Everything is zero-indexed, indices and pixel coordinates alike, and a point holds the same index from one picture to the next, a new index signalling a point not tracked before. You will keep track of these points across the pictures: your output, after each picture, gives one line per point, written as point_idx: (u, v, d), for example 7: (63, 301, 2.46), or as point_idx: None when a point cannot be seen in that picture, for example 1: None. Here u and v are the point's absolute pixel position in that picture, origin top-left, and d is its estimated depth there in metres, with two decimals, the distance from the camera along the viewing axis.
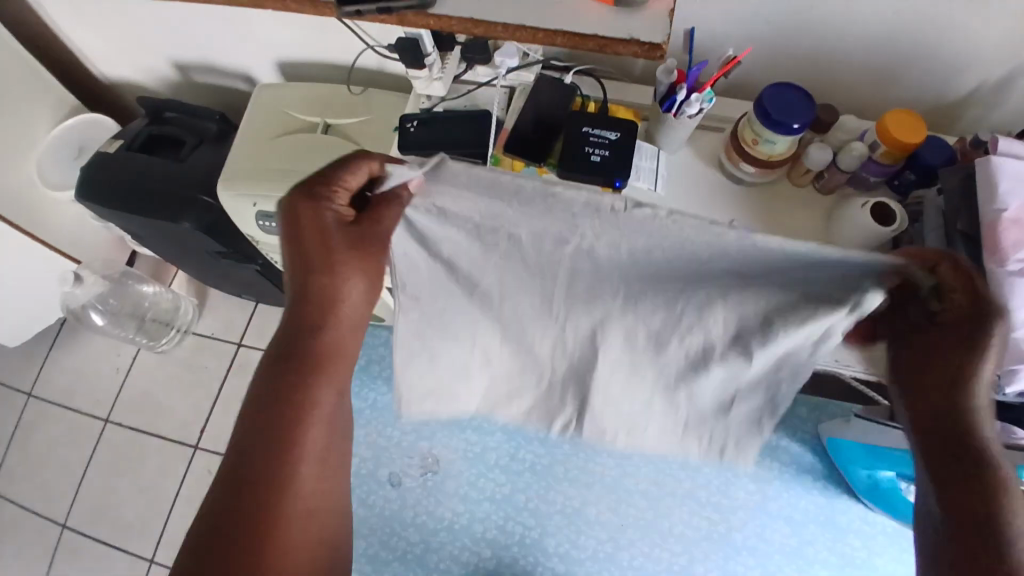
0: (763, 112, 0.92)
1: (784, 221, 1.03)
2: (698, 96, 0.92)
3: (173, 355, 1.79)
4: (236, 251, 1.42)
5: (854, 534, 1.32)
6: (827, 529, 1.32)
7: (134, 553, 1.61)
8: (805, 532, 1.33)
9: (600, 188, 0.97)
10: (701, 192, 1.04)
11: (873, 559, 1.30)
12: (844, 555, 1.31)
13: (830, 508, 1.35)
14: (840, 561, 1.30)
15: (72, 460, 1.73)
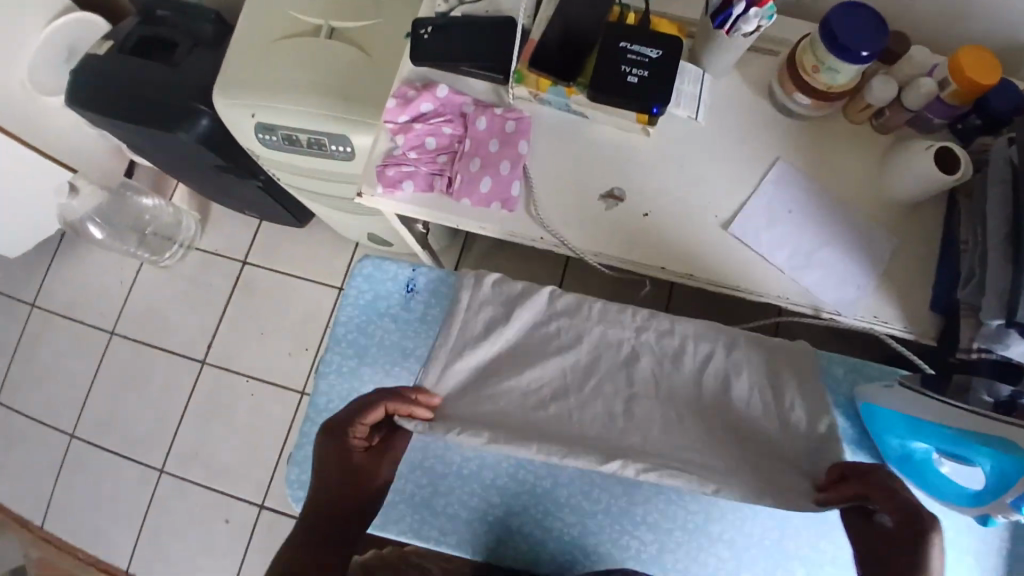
0: (830, 35, 0.81)
1: (835, 160, 0.93)
2: (757, 11, 0.79)
3: (176, 271, 1.75)
4: (237, 166, 1.33)
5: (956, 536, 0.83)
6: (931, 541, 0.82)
7: (144, 463, 1.65)
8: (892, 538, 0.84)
9: (635, 115, 0.87)
10: (744, 123, 0.93)
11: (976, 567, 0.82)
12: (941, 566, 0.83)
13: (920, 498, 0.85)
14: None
15: (79, 371, 1.73)
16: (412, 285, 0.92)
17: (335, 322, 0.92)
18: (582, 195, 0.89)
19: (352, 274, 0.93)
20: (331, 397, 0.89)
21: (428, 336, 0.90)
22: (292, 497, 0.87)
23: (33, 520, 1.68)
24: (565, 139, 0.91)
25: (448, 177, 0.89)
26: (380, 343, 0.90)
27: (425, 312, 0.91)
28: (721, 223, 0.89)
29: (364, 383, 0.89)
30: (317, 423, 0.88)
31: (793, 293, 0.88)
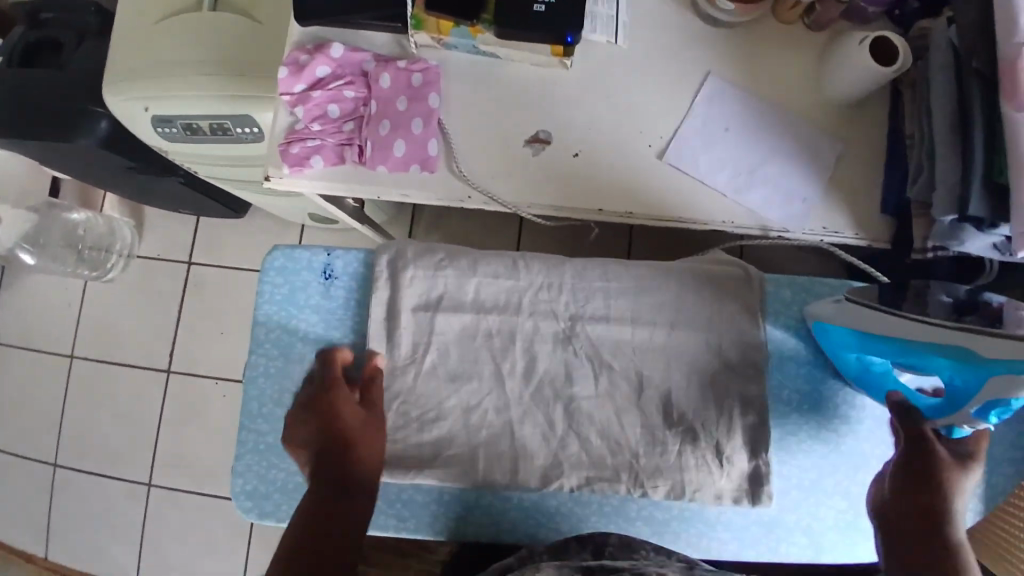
0: None
1: (769, 66, 0.87)
2: None
3: (122, 282, 1.67)
4: (152, 164, 1.25)
5: None
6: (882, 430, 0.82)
7: (130, 480, 1.62)
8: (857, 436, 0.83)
9: (549, 47, 0.80)
10: (667, 40, 0.86)
11: None
12: None
13: None
14: None
15: (45, 401, 1.68)
16: (329, 270, 0.86)
17: (255, 323, 0.86)
18: (503, 143, 0.83)
19: (262, 269, 0.86)
20: (264, 401, 0.84)
21: (354, 321, 0.85)
22: (241, 508, 0.83)
23: (30, 554, 1.66)
24: (479, 83, 0.84)
25: (358, 145, 0.82)
26: (305, 337, 0.85)
27: (347, 296, 0.86)
28: (656, 152, 0.83)
29: (295, 379, 0.84)
30: (253, 425, 0.84)
31: (738, 216, 0.83)
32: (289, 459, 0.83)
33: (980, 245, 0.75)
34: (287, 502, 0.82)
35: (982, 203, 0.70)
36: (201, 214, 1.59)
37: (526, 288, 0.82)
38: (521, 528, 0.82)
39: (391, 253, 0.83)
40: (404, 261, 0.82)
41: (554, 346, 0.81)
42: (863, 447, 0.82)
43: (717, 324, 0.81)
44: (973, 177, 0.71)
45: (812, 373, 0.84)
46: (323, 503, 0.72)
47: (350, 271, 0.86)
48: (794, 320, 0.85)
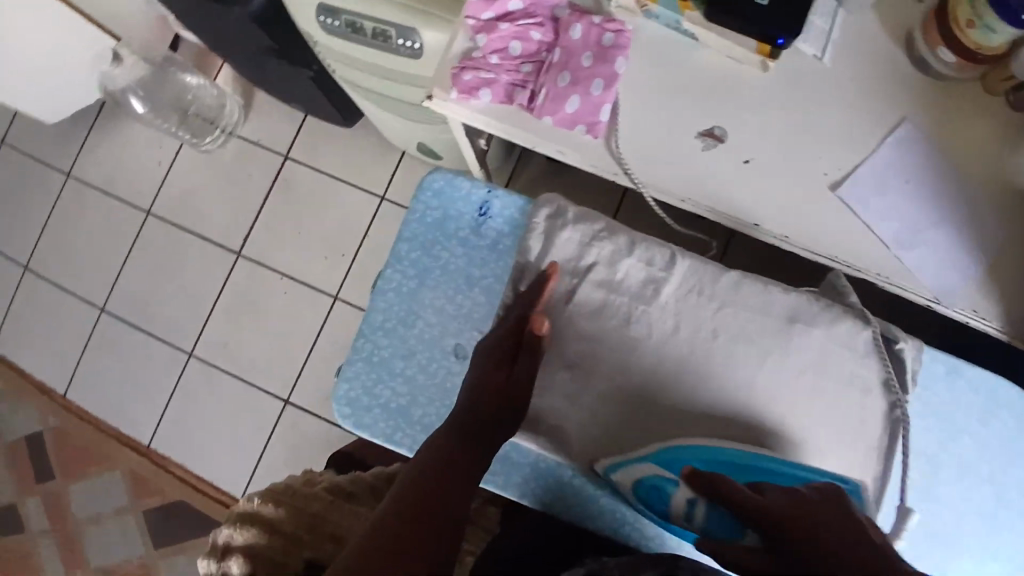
0: None
1: (971, 131, 0.81)
2: None
3: (216, 157, 1.68)
4: (290, 53, 1.22)
5: (1015, 533, 0.79)
6: (987, 529, 0.78)
7: (175, 347, 1.66)
8: (963, 528, 0.78)
9: (755, 45, 0.76)
10: (875, 74, 0.81)
11: None
12: (995, 558, 0.79)
13: (999, 499, 0.79)
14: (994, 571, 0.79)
15: (114, 248, 1.73)
16: (486, 208, 0.85)
17: (399, 238, 0.86)
18: (679, 132, 0.79)
19: (420, 187, 0.86)
20: (389, 316, 0.85)
21: (496, 266, 0.84)
22: (338, 413, 0.84)
23: (55, 389, 1.74)
24: (669, 64, 0.80)
25: (530, 90, 0.79)
26: (445, 266, 0.85)
27: (496, 239, 0.85)
28: (830, 181, 0.79)
29: (424, 305, 0.85)
30: (371, 336, 0.85)
31: (891, 272, 0.80)
32: (399, 378, 0.84)
33: None
34: (387, 419, 0.83)
35: None
36: (311, 114, 1.58)
37: (667, 282, 0.78)
38: (607, 518, 0.82)
39: (550, 207, 0.81)
40: (563, 221, 0.80)
41: (682, 352, 0.77)
42: (961, 540, 0.79)
43: (860, 373, 0.76)
44: None
45: (936, 460, 0.79)
46: (466, 450, 0.72)
47: (508, 214, 0.85)
48: (931, 397, 0.80)
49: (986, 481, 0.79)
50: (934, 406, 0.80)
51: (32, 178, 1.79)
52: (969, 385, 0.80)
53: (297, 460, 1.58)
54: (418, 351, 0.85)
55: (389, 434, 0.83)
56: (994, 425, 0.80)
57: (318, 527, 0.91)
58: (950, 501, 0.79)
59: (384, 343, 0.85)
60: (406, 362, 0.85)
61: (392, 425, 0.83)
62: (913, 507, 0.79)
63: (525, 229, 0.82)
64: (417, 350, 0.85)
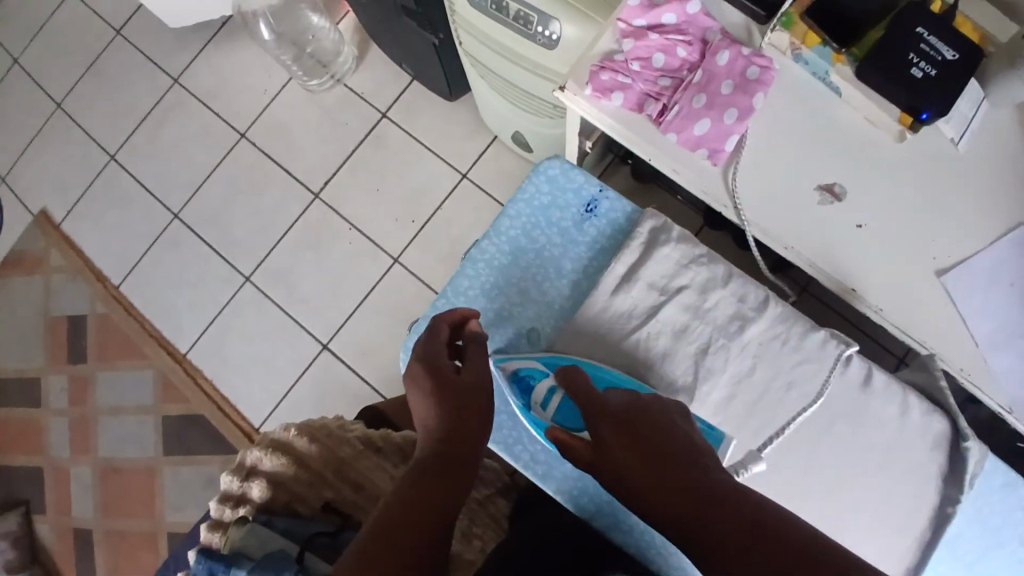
0: None
1: None
2: None
3: (318, 98, 1.74)
4: (424, 17, 1.26)
5: None
6: None
7: (233, 267, 1.72)
8: None
9: (897, 113, 0.76)
10: (1009, 172, 0.79)
11: None
12: None
13: None
14: None
15: (201, 160, 1.80)
16: (594, 206, 0.88)
17: (504, 213, 0.90)
18: (798, 181, 0.78)
19: (535, 170, 0.89)
20: (473, 285, 0.88)
21: (589, 263, 0.88)
22: (406, 364, 0.88)
23: (111, 278, 1.82)
24: (804, 112, 0.79)
25: (663, 104, 0.79)
26: (541, 251, 0.88)
27: (595, 237, 0.88)
28: (936, 266, 0.77)
29: (511, 282, 0.88)
30: (454, 300, 0.88)
31: (974, 371, 0.77)
32: None
33: None
34: None
35: None
36: (418, 79, 1.62)
37: (756, 322, 0.79)
38: (635, 539, 0.82)
39: (658, 221, 0.84)
40: (666, 237, 0.83)
41: (753, 394, 0.77)
42: None
43: (919, 460, 0.75)
44: None
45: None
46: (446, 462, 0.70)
47: (613, 217, 0.88)
48: (985, 512, 0.77)
49: None
50: (982, 522, 0.77)
51: (141, 77, 1.88)
52: (1023, 501, 0.77)
53: (319, 403, 1.61)
54: (495, 325, 0.87)
55: None
56: None
57: (343, 472, 0.94)
58: None
59: (463, 310, 0.88)
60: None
61: None
62: None
63: (628, 236, 0.84)
64: (494, 324, 0.87)
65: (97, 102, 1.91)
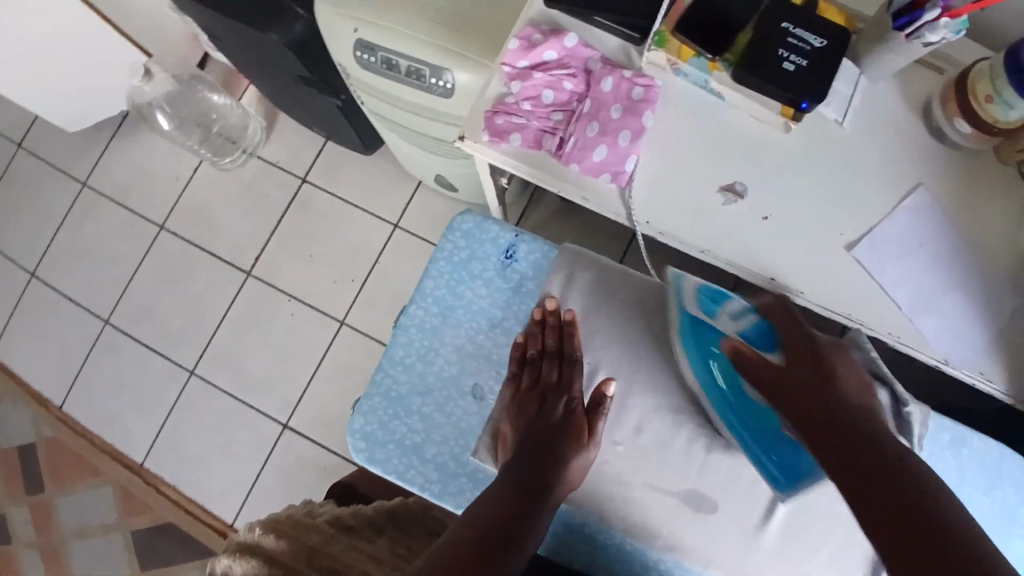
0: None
1: (982, 200, 0.83)
2: (949, 24, 0.72)
3: (234, 175, 1.71)
4: (321, 81, 1.24)
5: None
6: None
7: (176, 362, 1.65)
8: None
9: (779, 106, 0.79)
10: (894, 140, 0.83)
11: None
12: None
13: None
14: None
15: (124, 258, 1.73)
16: (512, 252, 0.90)
17: (425, 274, 0.91)
18: (701, 184, 0.81)
19: (450, 227, 0.90)
20: (409, 352, 0.89)
21: (519, 308, 0.89)
22: (354, 446, 0.88)
23: (52, 400, 1.72)
24: (694, 119, 0.82)
25: (559, 137, 0.81)
26: (468, 306, 0.89)
27: (519, 282, 0.89)
28: (845, 243, 0.80)
29: (445, 343, 0.89)
30: (390, 371, 0.89)
31: (903, 334, 0.80)
32: (415, 416, 0.88)
33: None
34: (399, 457, 0.87)
35: None
36: (330, 138, 1.61)
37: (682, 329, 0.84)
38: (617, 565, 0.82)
39: (571, 252, 0.88)
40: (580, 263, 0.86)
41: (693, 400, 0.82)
42: None
43: None
44: None
45: None
46: (532, 494, 0.70)
47: (533, 258, 0.89)
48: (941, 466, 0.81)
49: None
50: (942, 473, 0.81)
51: (47, 186, 1.81)
52: (972, 452, 0.82)
53: (291, 483, 1.56)
54: (436, 389, 0.88)
55: (401, 471, 0.87)
56: (995, 492, 0.81)
57: (317, 560, 0.85)
58: None
59: (403, 376, 0.89)
60: (423, 398, 0.88)
61: (405, 463, 0.87)
62: None
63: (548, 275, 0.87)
64: (434, 387, 0.88)
65: (5, 218, 1.82)
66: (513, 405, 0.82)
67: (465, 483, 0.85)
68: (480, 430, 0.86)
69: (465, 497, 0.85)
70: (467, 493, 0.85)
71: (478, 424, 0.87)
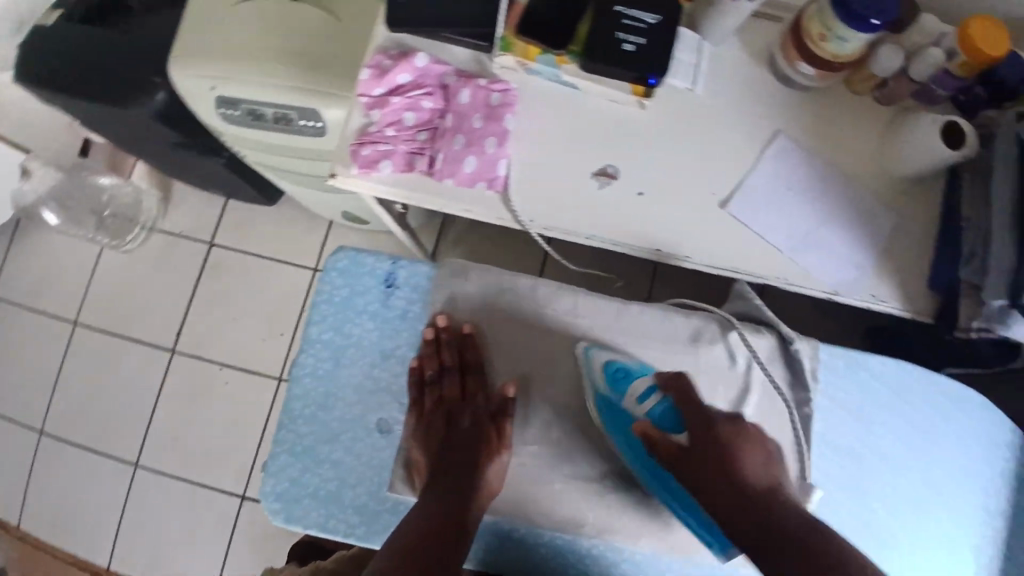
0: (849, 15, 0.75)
1: (838, 134, 0.88)
2: None
3: (139, 254, 1.65)
4: (197, 142, 1.21)
5: (945, 509, 0.84)
6: (917, 508, 0.83)
7: (118, 458, 1.58)
8: (900, 509, 0.83)
9: (629, 86, 0.82)
10: (746, 95, 0.87)
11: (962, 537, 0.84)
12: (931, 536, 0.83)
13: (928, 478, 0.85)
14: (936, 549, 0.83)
15: (43, 363, 1.64)
16: (392, 279, 0.90)
17: (309, 320, 0.90)
18: (575, 174, 0.83)
19: (325, 270, 0.91)
20: (307, 402, 0.88)
21: (409, 333, 0.89)
22: (269, 509, 0.86)
23: (7, 521, 1.61)
24: (556, 112, 0.84)
25: (429, 156, 0.82)
26: (359, 342, 0.89)
27: (404, 309, 0.90)
28: (719, 201, 0.84)
29: (342, 384, 0.88)
30: (292, 426, 0.87)
31: (791, 274, 0.84)
32: (325, 465, 0.86)
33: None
34: (318, 509, 0.85)
35: None
36: (230, 197, 1.57)
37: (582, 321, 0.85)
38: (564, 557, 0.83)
39: (454, 267, 0.87)
40: (465, 275, 0.86)
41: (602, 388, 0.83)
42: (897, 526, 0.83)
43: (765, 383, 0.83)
44: None
45: (858, 452, 0.84)
46: (448, 514, 0.74)
47: (413, 283, 0.90)
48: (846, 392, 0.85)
49: (906, 464, 0.84)
50: (848, 399, 0.85)
51: None
52: (872, 373, 0.86)
53: (262, 554, 1.50)
54: (342, 433, 0.87)
55: (323, 523, 0.85)
56: (904, 406, 0.85)
57: None
58: (880, 489, 0.83)
59: (310, 427, 0.87)
60: (331, 445, 0.87)
61: (325, 514, 0.85)
62: (852, 497, 0.83)
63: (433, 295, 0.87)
64: (340, 432, 0.87)
65: None
66: (424, 428, 0.82)
67: (389, 518, 0.84)
68: (392, 462, 0.85)
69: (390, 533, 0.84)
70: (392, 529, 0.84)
71: (390, 458, 0.86)
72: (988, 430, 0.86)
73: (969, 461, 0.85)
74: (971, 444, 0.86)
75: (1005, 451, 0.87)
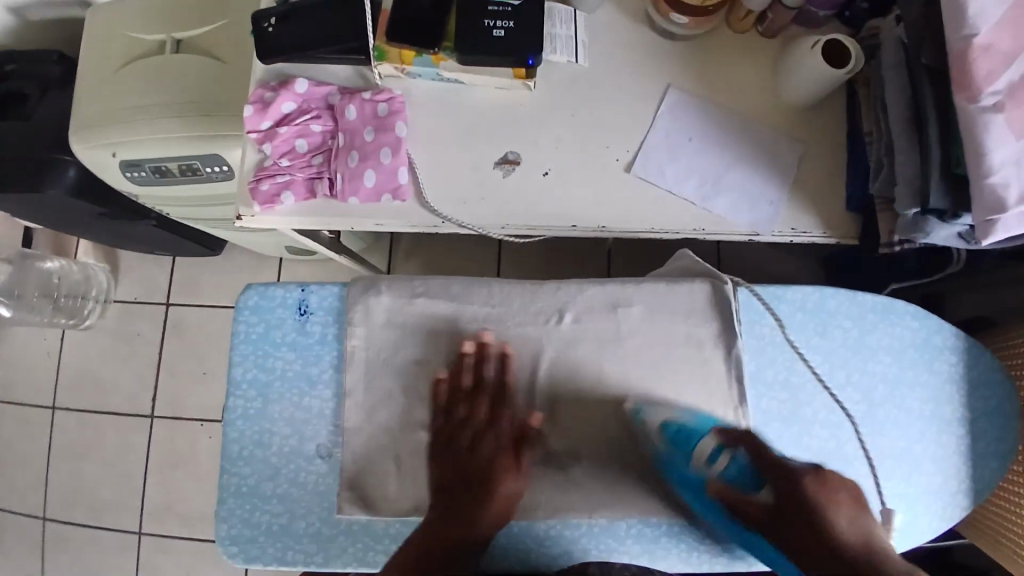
0: None
1: (726, 76, 0.88)
2: None
3: (101, 328, 1.65)
4: (121, 208, 1.20)
5: (893, 422, 0.86)
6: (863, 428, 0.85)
7: (121, 530, 1.58)
8: (845, 432, 0.85)
9: (511, 71, 0.81)
10: (628, 57, 0.87)
11: (914, 446, 0.85)
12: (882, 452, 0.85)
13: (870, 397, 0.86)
14: (890, 462, 0.85)
15: (30, 453, 1.64)
16: (304, 306, 0.90)
17: (232, 363, 0.90)
18: (473, 168, 0.83)
19: (237, 309, 0.91)
20: (242, 443, 0.88)
21: (331, 355, 0.90)
22: (228, 554, 0.87)
23: None
24: (445, 111, 0.85)
25: (328, 179, 0.82)
26: (283, 374, 0.89)
27: (323, 332, 0.90)
28: (622, 166, 0.84)
29: (275, 420, 0.88)
30: (234, 470, 0.88)
31: (706, 224, 0.84)
32: (273, 500, 0.87)
33: (944, 234, 0.75)
34: (273, 544, 0.86)
35: (942, 196, 0.71)
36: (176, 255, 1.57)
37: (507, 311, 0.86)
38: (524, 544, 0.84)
39: (362, 284, 0.88)
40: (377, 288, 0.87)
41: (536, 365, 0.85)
42: (847, 450, 0.85)
43: (694, 333, 0.85)
44: (932, 169, 0.71)
45: (792, 384, 0.86)
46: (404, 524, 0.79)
47: (325, 305, 0.90)
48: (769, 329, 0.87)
49: (844, 386, 0.86)
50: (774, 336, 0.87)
51: None
52: (792, 305, 0.87)
53: None
54: (284, 466, 0.88)
55: (282, 557, 0.86)
56: (831, 329, 0.87)
57: None
58: (822, 417, 0.85)
59: (260, 465, 0.88)
60: (275, 481, 0.87)
61: (282, 547, 0.86)
62: (796, 429, 0.85)
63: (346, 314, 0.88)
64: (281, 466, 0.88)
65: None
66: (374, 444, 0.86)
67: (343, 541, 0.86)
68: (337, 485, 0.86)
69: (348, 554, 0.86)
70: (349, 550, 0.86)
71: (334, 480, 0.87)
72: (913, 336, 0.87)
73: (901, 369, 0.87)
74: (907, 352, 0.87)
75: (945, 355, 0.88)
